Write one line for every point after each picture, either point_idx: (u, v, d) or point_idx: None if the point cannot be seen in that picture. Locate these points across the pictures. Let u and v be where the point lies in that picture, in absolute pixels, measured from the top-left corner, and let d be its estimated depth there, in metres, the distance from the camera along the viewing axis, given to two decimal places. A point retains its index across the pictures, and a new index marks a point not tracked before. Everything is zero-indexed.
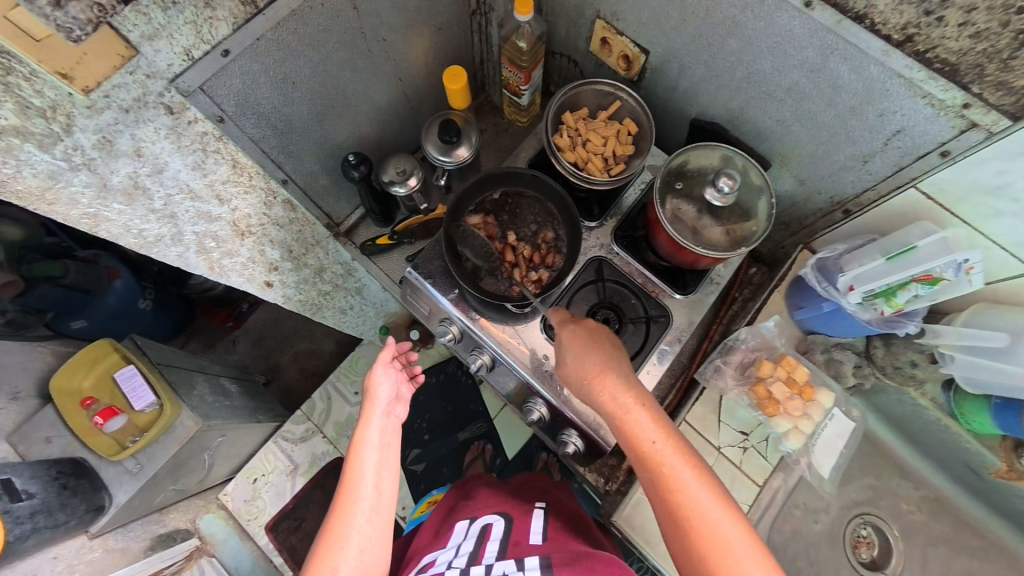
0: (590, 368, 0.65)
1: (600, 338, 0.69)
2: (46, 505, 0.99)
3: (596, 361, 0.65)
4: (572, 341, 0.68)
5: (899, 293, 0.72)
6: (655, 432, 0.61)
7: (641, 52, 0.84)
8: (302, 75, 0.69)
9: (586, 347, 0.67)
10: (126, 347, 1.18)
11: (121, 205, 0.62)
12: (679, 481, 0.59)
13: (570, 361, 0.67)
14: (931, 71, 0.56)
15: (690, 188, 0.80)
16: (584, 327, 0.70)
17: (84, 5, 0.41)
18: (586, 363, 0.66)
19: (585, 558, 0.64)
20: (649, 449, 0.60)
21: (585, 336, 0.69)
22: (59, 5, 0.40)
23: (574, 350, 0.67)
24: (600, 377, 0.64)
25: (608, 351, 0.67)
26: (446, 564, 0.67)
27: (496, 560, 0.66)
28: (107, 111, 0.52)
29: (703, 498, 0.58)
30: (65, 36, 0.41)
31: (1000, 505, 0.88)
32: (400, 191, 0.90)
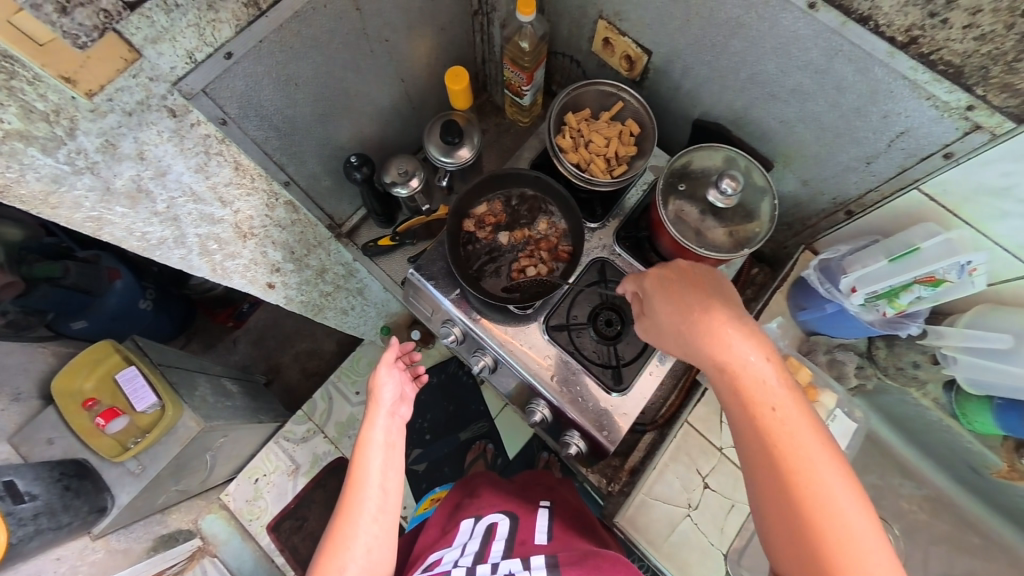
0: (702, 313, 0.58)
1: (709, 288, 0.62)
2: (49, 507, 0.99)
3: (712, 308, 0.58)
4: (671, 289, 0.62)
5: (902, 294, 0.72)
6: (776, 389, 0.54)
7: (644, 52, 0.84)
8: (305, 76, 0.68)
9: (689, 293, 0.61)
10: (127, 348, 1.18)
11: (124, 208, 0.62)
12: (800, 451, 0.51)
13: (668, 309, 0.61)
14: (935, 73, 0.55)
15: (693, 190, 0.80)
16: (683, 274, 0.64)
17: (90, 12, 0.44)
18: (690, 307, 0.59)
19: (592, 557, 0.66)
20: (767, 407, 0.53)
21: (695, 283, 0.62)
22: (65, 12, 0.43)
23: (678, 295, 0.61)
24: (708, 319, 0.58)
25: (721, 300, 0.60)
26: (453, 562, 0.67)
27: (502, 559, 0.66)
28: (110, 114, 0.52)
29: (830, 479, 0.50)
30: (72, 44, 0.44)
31: (1001, 504, 0.89)
32: (402, 192, 0.89)
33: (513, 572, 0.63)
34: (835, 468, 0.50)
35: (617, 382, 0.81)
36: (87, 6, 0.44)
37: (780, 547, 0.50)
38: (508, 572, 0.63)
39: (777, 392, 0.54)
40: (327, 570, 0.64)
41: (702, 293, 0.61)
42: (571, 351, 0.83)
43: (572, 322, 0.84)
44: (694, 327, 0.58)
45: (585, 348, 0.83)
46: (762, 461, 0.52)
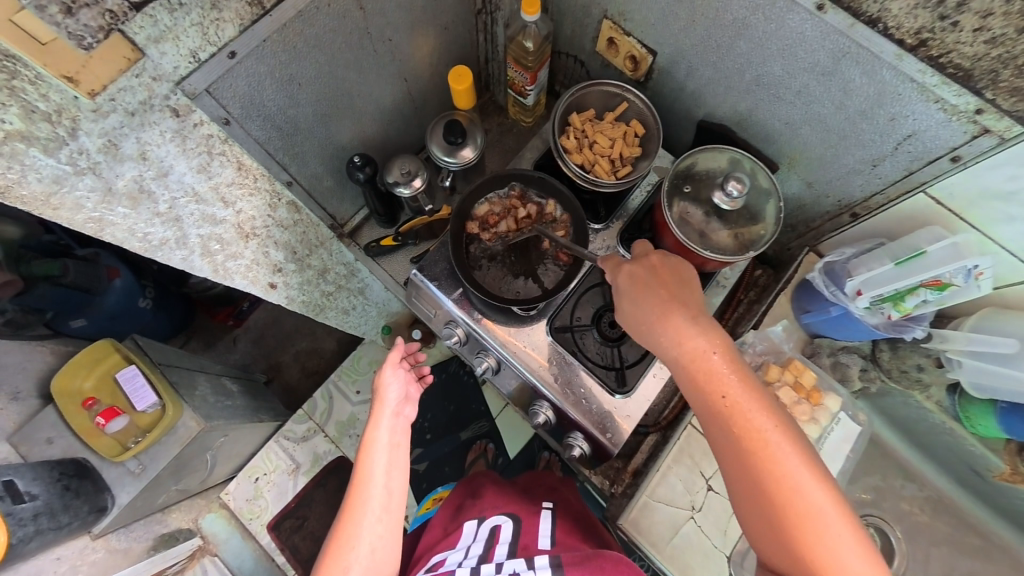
0: (661, 310, 0.62)
1: (672, 283, 0.65)
2: (49, 507, 0.98)
3: (669, 304, 0.62)
4: (631, 286, 0.65)
5: (907, 297, 0.72)
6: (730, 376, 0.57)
7: (649, 53, 0.84)
8: (307, 75, 0.68)
9: (653, 291, 0.64)
10: (127, 347, 1.18)
11: (126, 209, 0.61)
12: (759, 432, 0.54)
13: (629, 308, 0.65)
14: (944, 76, 0.55)
15: (698, 191, 0.79)
16: (647, 268, 0.66)
17: (96, 12, 0.44)
18: (651, 305, 0.62)
19: (594, 557, 0.65)
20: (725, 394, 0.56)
21: (657, 278, 0.64)
22: (70, 12, 0.43)
23: (640, 290, 0.64)
24: (669, 316, 0.61)
25: (678, 293, 0.63)
26: (457, 564, 0.67)
27: (506, 559, 0.67)
28: (112, 114, 0.51)
29: (788, 454, 0.53)
30: (77, 45, 0.44)
31: (1002, 506, 0.89)
32: (405, 192, 0.89)
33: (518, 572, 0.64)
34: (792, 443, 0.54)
35: (620, 384, 0.81)
36: (94, 6, 0.43)
37: (752, 522, 0.55)
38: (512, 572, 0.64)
39: (734, 378, 0.57)
40: (332, 569, 0.64)
41: (664, 288, 0.64)
42: (575, 353, 0.82)
43: (576, 324, 0.84)
44: (656, 325, 0.61)
45: (589, 350, 0.83)
46: (726, 445, 0.56)
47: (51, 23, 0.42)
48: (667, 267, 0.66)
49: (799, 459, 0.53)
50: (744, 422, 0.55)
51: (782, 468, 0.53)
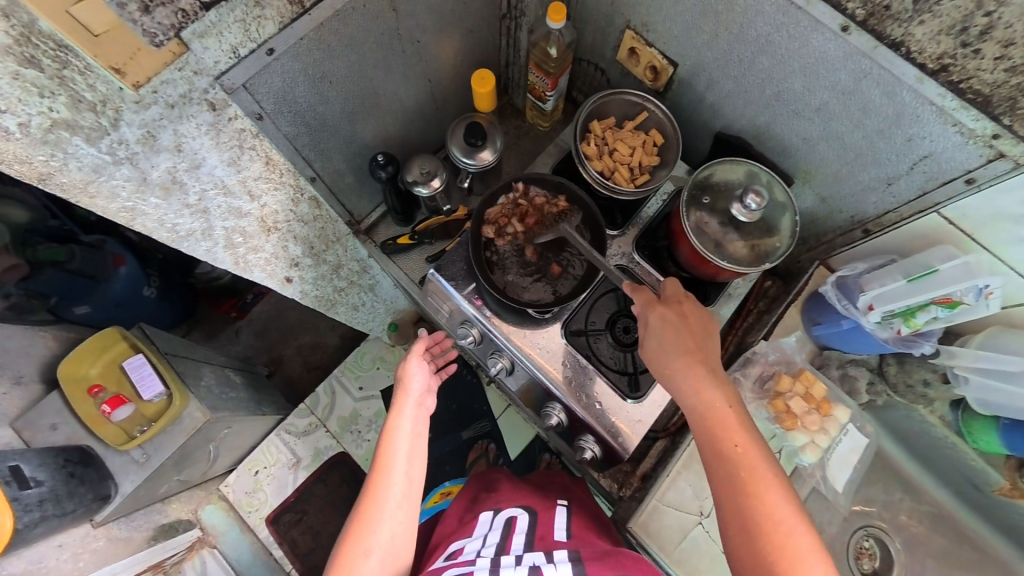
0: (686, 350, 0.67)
1: (700, 331, 0.70)
2: (54, 494, 0.98)
3: (692, 346, 0.68)
4: (666, 324, 0.69)
5: (918, 313, 0.74)
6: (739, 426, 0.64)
7: (670, 64, 0.85)
8: (338, 73, 0.68)
9: (686, 334, 0.69)
10: (134, 336, 1.17)
11: (158, 200, 0.62)
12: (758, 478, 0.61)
13: (659, 346, 0.69)
14: (963, 101, 0.57)
15: (715, 202, 0.81)
16: (679, 311, 0.71)
17: (170, 12, 0.46)
18: (683, 349, 0.67)
19: (613, 554, 0.66)
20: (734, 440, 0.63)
21: (687, 321, 0.70)
22: (147, 11, 0.45)
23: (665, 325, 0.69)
24: (692, 357, 0.67)
25: (701, 339, 0.69)
26: (476, 552, 0.68)
27: (524, 552, 0.67)
28: (153, 106, 0.52)
29: (781, 503, 0.60)
30: (150, 42, 0.46)
31: (1001, 522, 0.90)
32: (423, 191, 0.90)
33: (538, 565, 0.63)
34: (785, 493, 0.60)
35: (633, 388, 0.82)
36: (168, 6, 0.46)
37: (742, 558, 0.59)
38: (533, 564, 0.63)
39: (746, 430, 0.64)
40: (352, 550, 0.65)
41: (694, 335, 0.69)
42: (589, 356, 0.83)
43: (590, 328, 0.85)
44: (685, 365, 0.66)
45: (602, 354, 0.84)
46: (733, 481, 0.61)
47: (128, 19, 0.44)
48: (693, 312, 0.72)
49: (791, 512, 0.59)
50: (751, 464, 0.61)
51: (775, 515, 0.59)
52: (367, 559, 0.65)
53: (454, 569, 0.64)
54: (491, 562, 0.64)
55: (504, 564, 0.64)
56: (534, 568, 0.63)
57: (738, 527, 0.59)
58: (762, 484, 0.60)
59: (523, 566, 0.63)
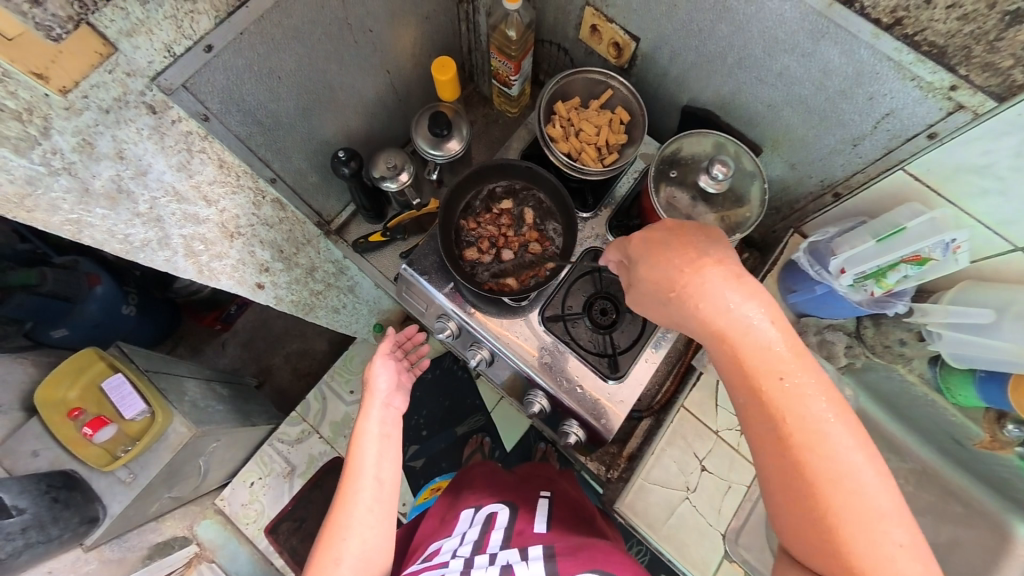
0: (727, 301, 0.52)
1: (705, 246, 0.57)
2: (37, 520, 0.97)
3: (716, 284, 0.53)
4: (658, 246, 0.58)
5: (889, 273, 0.74)
6: (768, 350, 0.50)
7: (632, 39, 0.84)
8: (288, 68, 0.66)
9: (681, 249, 0.56)
10: (112, 355, 1.14)
11: (104, 210, 0.61)
12: (840, 474, 0.46)
13: (654, 267, 0.57)
14: (919, 54, 0.56)
15: (684, 176, 0.80)
16: (676, 228, 0.59)
17: (64, 2, 0.43)
18: (679, 270, 0.55)
19: (588, 548, 0.64)
20: (798, 418, 0.48)
21: (683, 241, 0.57)
22: (37, 1, 0.42)
23: (668, 268, 0.56)
24: (743, 306, 0.52)
25: (737, 274, 0.54)
26: (452, 552, 0.67)
27: (500, 549, 0.66)
28: (86, 112, 0.50)
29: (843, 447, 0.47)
30: (45, 35, 0.43)
31: (986, 475, 0.91)
32: (391, 186, 0.88)
33: (510, 562, 0.62)
34: (881, 480, 0.46)
35: (613, 369, 0.81)
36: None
37: (791, 517, 0.48)
38: (506, 562, 0.62)
39: (780, 356, 0.50)
40: (322, 560, 0.64)
41: (693, 248, 0.56)
42: (567, 340, 0.83)
43: (568, 312, 0.84)
44: (685, 287, 0.54)
45: (581, 338, 0.83)
46: (766, 430, 0.49)
47: (15, 11, 0.41)
48: (717, 244, 0.57)
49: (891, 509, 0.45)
50: (785, 401, 0.48)
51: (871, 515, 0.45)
52: (338, 567, 0.63)
53: (428, 570, 0.63)
54: (464, 563, 0.63)
55: (478, 562, 0.63)
56: (506, 565, 0.62)
57: (799, 538, 0.47)
58: (839, 478, 0.46)
59: (496, 565, 0.62)
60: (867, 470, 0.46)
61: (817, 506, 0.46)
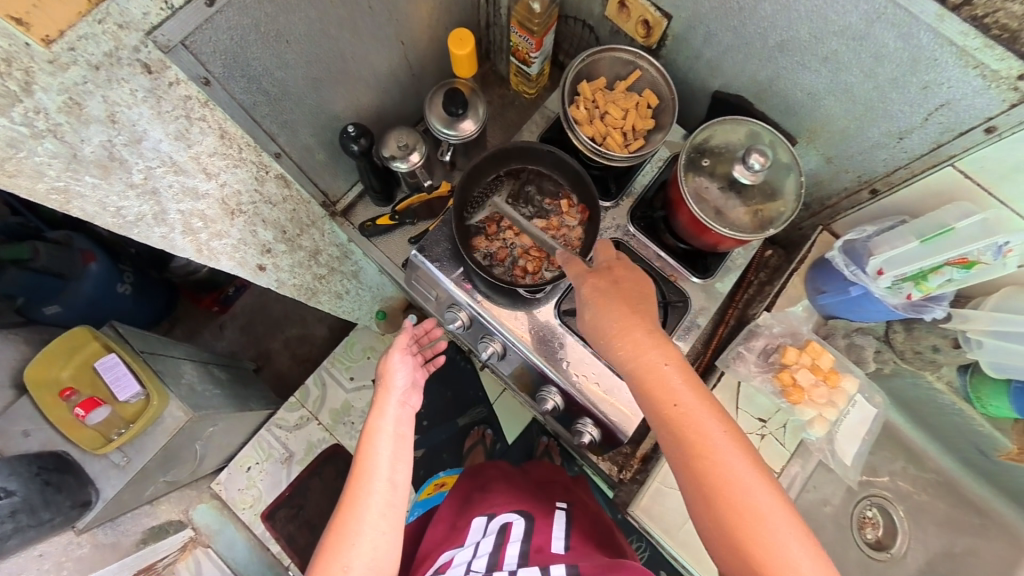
0: (641, 349, 0.61)
1: (632, 294, 0.65)
2: (28, 504, 0.93)
3: (637, 331, 0.62)
4: (597, 295, 0.65)
5: (930, 276, 0.71)
6: (676, 383, 0.59)
7: (664, 17, 0.78)
8: (297, 32, 0.61)
9: (615, 300, 0.64)
10: (106, 335, 1.10)
11: (95, 178, 0.56)
12: (738, 493, 0.53)
13: (592, 317, 0.65)
14: (987, 39, 0.51)
15: (715, 166, 0.75)
16: (611, 277, 0.67)
17: None
18: (613, 318, 0.63)
19: (615, 568, 0.61)
20: (695, 438, 0.56)
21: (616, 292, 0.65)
22: None
23: (605, 319, 0.63)
24: (649, 360, 0.60)
25: (652, 323, 0.63)
26: (466, 566, 0.65)
27: (519, 567, 0.63)
28: (73, 67, 0.46)
29: (737, 462, 0.55)
30: None
31: (1008, 487, 0.89)
32: (402, 167, 0.82)
33: None
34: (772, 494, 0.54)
35: None
36: None
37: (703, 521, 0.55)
38: None
39: (682, 388, 0.58)
40: (331, 567, 0.61)
41: (624, 299, 0.65)
42: (585, 336, 0.79)
43: None
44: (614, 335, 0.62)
45: None
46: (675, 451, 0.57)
47: None
48: (641, 296, 0.65)
49: (767, 496, 0.53)
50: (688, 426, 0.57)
51: (775, 552, 0.52)
52: None
53: None
54: None
55: None
56: None
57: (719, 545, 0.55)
58: (734, 489, 0.54)
59: None
60: (757, 484, 0.54)
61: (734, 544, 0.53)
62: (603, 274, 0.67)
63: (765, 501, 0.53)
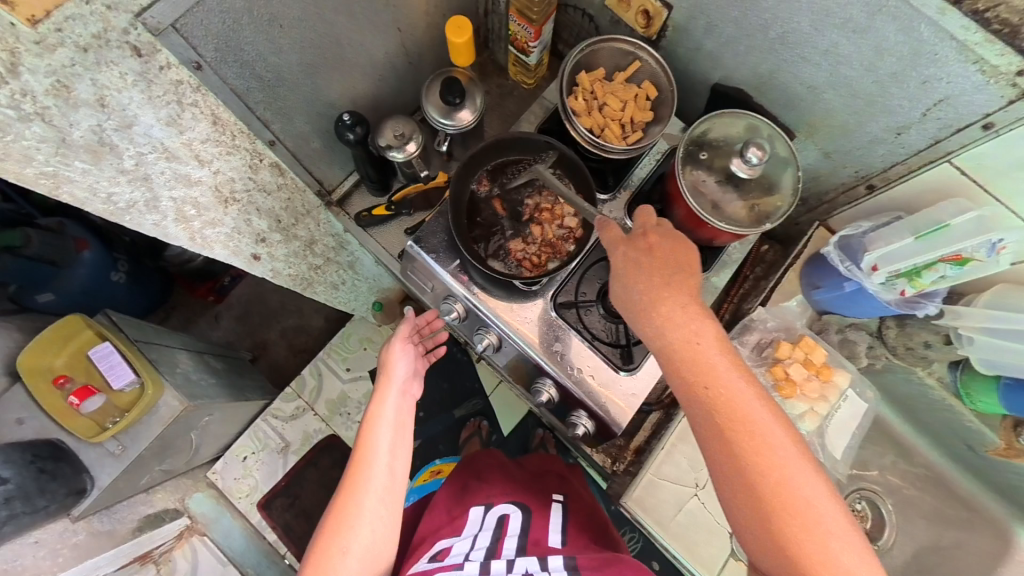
0: (685, 334, 0.57)
1: (675, 269, 0.60)
2: (22, 491, 0.93)
3: (679, 312, 0.57)
4: (634, 270, 0.60)
5: (924, 273, 0.71)
6: (722, 373, 0.56)
7: (664, 7, 0.78)
8: (291, 16, 0.59)
9: (658, 279, 0.59)
10: (100, 323, 1.10)
11: (85, 164, 0.56)
12: (785, 489, 0.51)
13: (626, 294, 0.60)
14: (989, 33, 0.51)
15: (713, 160, 0.75)
16: (648, 250, 0.62)
17: None
18: (651, 299, 0.58)
19: (614, 563, 0.62)
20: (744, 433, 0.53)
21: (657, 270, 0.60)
22: None
23: (641, 297, 0.59)
24: (692, 346, 0.56)
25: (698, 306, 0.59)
26: (464, 555, 0.64)
27: (517, 557, 0.64)
28: (60, 49, 0.45)
29: (785, 457, 0.52)
30: None
31: (997, 482, 0.90)
32: (398, 157, 0.82)
33: (531, 572, 0.60)
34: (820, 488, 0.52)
35: (626, 361, 0.78)
36: None
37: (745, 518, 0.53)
38: (525, 572, 0.60)
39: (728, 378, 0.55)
40: (328, 550, 0.61)
41: (665, 277, 0.59)
42: (580, 329, 0.79)
43: (581, 300, 0.80)
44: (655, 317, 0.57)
45: (594, 326, 0.80)
46: (720, 445, 0.54)
47: None
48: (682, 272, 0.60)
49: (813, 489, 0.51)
50: (736, 418, 0.54)
51: (790, 487, 0.52)
52: (345, 559, 0.61)
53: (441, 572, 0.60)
54: (480, 568, 0.60)
55: (495, 570, 0.60)
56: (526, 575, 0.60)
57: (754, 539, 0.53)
58: (784, 487, 0.51)
59: (515, 572, 0.60)
60: (809, 482, 0.52)
61: (734, 459, 0.53)
62: (640, 249, 0.62)
63: (781, 439, 0.53)
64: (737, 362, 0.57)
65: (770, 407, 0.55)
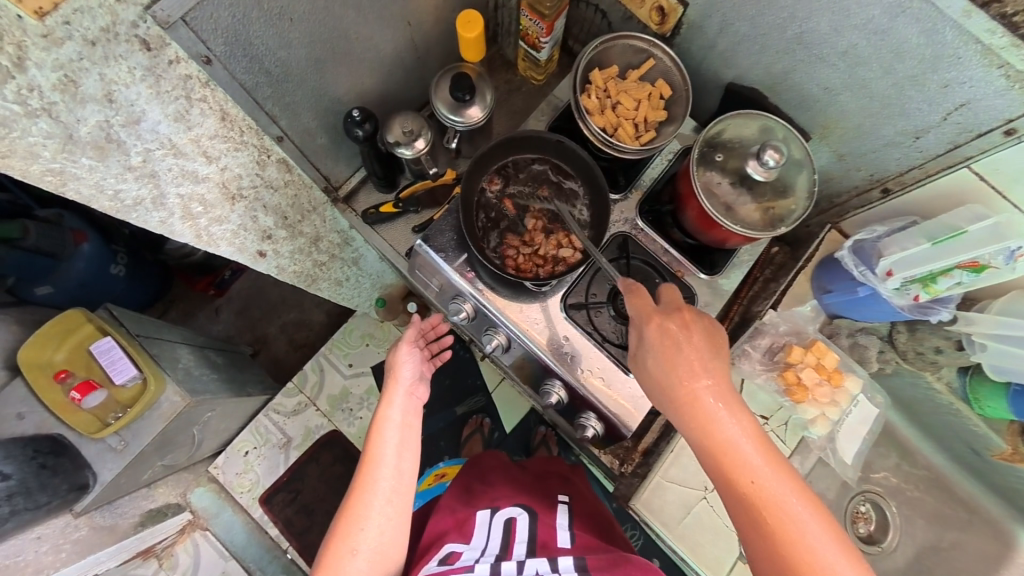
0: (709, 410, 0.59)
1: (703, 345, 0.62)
2: (22, 487, 0.92)
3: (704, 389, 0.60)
4: (660, 344, 0.62)
5: (940, 278, 0.71)
6: (749, 450, 0.57)
7: (679, 4, 0.76)
8: (300, 9, 0.58)
9: (685, 352, 0.61)
10: (100, 317, 1.08)
11: (91, 160, 0.54)
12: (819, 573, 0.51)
13: (654, 367, 0.63)
14: (1015, 37, 0.50)
15: (727, 161, 0.74)
16: (681, 322, 0.63)
17: None
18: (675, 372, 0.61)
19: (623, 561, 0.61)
20: (769, 508, 0.54)
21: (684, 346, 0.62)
22: None
23: (668, 374, 0.61)
24: (715, 422, 0.58)
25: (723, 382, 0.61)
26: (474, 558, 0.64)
27: (527, 558, 0.64)
28: (67, 42, 0.44)
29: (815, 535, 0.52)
30: None
31: (1000, 486, 0.90)
32: (406, 153, 0.80)
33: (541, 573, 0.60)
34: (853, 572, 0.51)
35: None
36: None
37: None
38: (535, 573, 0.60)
39: (753, 455, 0.56)
40: (338, 550, 0.61)
41: (693, 351, 0.62)
42: (590, 330, 0.79)
43: (592, 301, 0.80)
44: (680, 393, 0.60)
45: (604, 328, 0.79)
46: (747, 519, 0.55)
47: None
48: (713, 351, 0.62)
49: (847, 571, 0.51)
50: (763, 494, 0.55)
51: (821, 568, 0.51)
52: (353, 559, 0.61)
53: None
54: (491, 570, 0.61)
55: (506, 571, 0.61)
56: None
57: None
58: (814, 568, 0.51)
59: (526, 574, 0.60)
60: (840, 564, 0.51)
61: (762, 533, 0.54)
62: (669, 321, 0.63)
63: (808, 515, 0.53)
64: (761, 438, 0.58)
65: (796, 483, 0.55)
